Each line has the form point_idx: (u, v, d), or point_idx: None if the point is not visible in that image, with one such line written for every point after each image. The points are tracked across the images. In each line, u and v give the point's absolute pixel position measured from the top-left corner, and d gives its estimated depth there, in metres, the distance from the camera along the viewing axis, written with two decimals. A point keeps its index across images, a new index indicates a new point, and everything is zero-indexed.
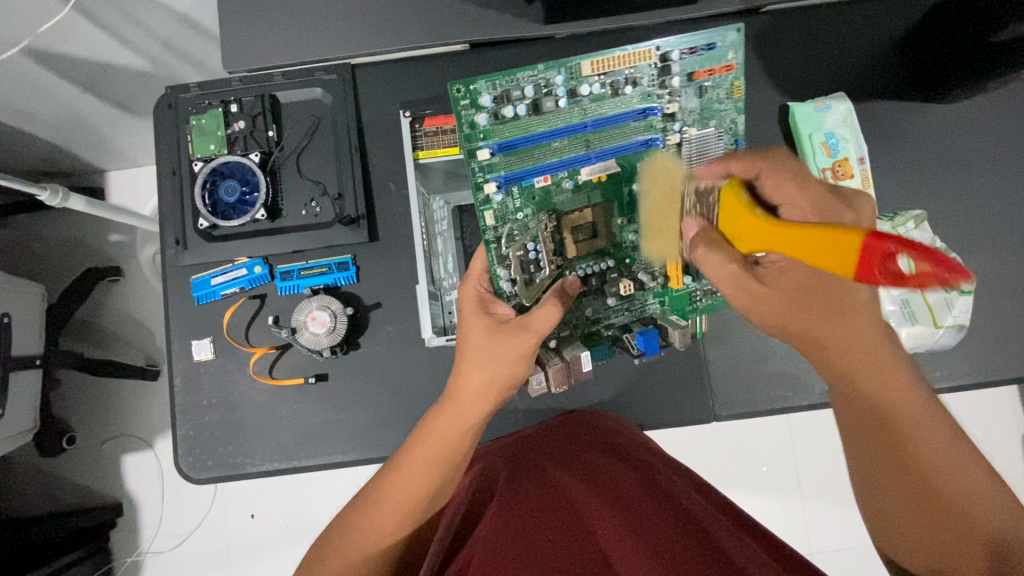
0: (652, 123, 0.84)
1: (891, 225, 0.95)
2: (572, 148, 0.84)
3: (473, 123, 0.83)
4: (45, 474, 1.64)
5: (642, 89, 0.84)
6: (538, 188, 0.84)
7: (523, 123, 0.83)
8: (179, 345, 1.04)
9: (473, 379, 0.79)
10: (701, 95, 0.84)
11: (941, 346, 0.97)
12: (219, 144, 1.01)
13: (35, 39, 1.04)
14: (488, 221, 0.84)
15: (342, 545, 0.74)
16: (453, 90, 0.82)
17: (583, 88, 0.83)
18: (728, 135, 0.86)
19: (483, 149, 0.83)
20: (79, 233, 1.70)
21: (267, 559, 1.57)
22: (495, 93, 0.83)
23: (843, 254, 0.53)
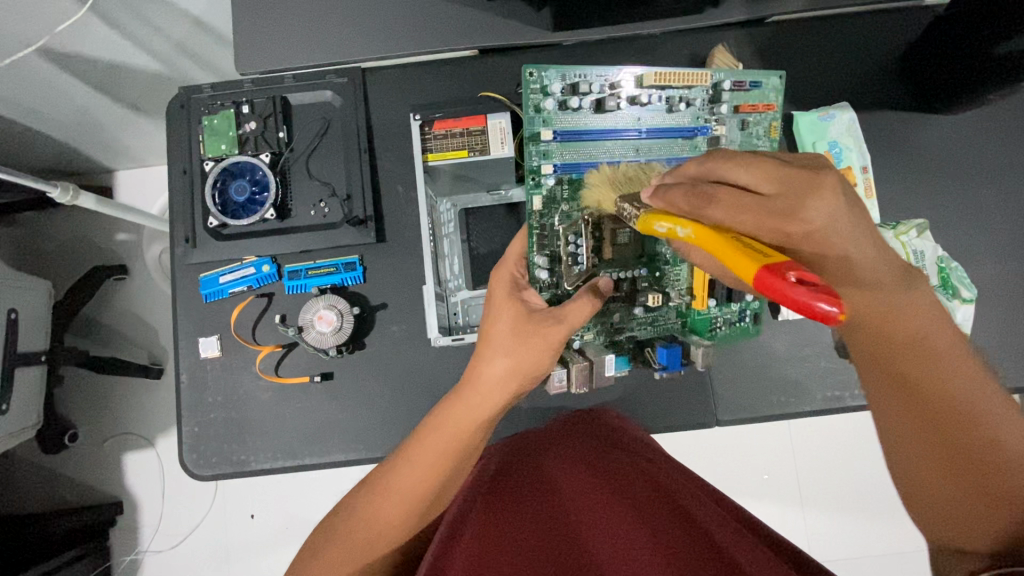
0: (698, 143, 0.89)
1: (893, 234, 0.95)
2: (622, 151, 0.86)
3: (538, 107, 0.83)
4: (47, 471, 1.65)
5: (695, 109, 0.89)
6: (587, 182, 0.86)
7: (582, 117, 0.85)
8: (186, 342, 1.05)
9: (499, 365, 0.80)
10: (742, 128, 0.91)
11: None
12: (230, 144, 1.02)
13: (51, 39, 1.06)
14: (536, 205, 0.83)
15: (348, 533, 0.75)
16: (527, 72, 0.81)
17: (644, 96, 0.85)
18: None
19: (544, 133, 0.83)
20: (86, 231, 1.72)
21: (266, 559, 1.57)
22: (563, 84, 0.84)
23: (743, 265, 0.49)
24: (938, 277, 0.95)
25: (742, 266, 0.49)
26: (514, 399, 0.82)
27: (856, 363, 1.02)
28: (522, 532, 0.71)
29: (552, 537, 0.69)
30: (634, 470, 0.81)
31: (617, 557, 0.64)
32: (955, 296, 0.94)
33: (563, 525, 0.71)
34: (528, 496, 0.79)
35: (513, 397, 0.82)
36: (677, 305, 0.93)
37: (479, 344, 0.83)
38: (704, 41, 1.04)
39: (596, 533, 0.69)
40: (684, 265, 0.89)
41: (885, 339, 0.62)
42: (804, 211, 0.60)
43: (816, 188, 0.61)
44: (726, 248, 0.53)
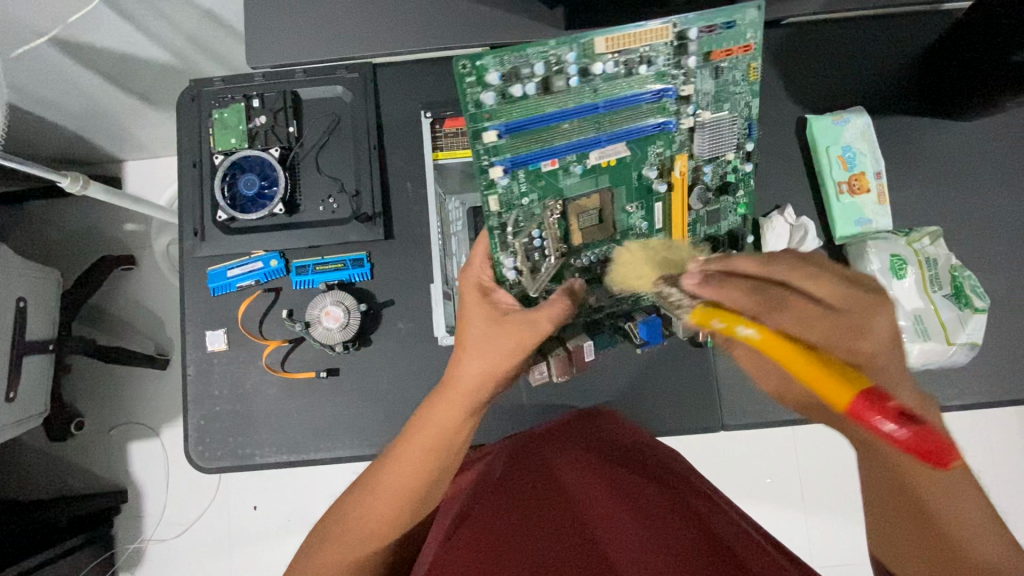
0: (666, 106, 0.81)
1: (905, 240, 0.96)
2: (582, 130, 0.79)
3: (477, 103, 0.77)
4: (54, 458, 1.66)
5: (659, 69, 0.79)
6: (545, 172, 0.80)
7: (529, 103, 0.78)
8: (193, 335, 1.05)
9: (473, 369, 0.78)
10: (717, 79, 0.82)
11: (954, 365, 0.96)
12: (240, 138, 1.02)
13: (64, 29, 1.06)
14: (493, 207, 0.81)
15: (341, 532, 0.75)
16: (458, 65, 0.75)
17: (596, 66, 0.77)
18: (739, 122, 0.86)
19: (488, 131, 0.77)
20: (95, 221, 1.72)
21: (269, 551, 1.58)
22: (501, 71, 0.77)
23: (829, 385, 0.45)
24: (952, 286, 0.94)
25: (829, 388, 0.45)
26: (492, 399, 0.82)
27: None
28: (532, 529, 0.73)
29: (568, 544, 0.69)
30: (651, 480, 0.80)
31: (630, 554, 0.66)
32: (967, 305, 0.93)
33: (571, 522, 0.73)
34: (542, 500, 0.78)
35: (490, 398, 0.81)
36: None
37: (455, 347, 0.83)
38: None
39: (613, 540, 0.69)
40: (660, 234, 0.88)
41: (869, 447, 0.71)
42: (868, 329, 0.59)
43: (872, 307, 0.60)
44: (800, 359, 0.48)
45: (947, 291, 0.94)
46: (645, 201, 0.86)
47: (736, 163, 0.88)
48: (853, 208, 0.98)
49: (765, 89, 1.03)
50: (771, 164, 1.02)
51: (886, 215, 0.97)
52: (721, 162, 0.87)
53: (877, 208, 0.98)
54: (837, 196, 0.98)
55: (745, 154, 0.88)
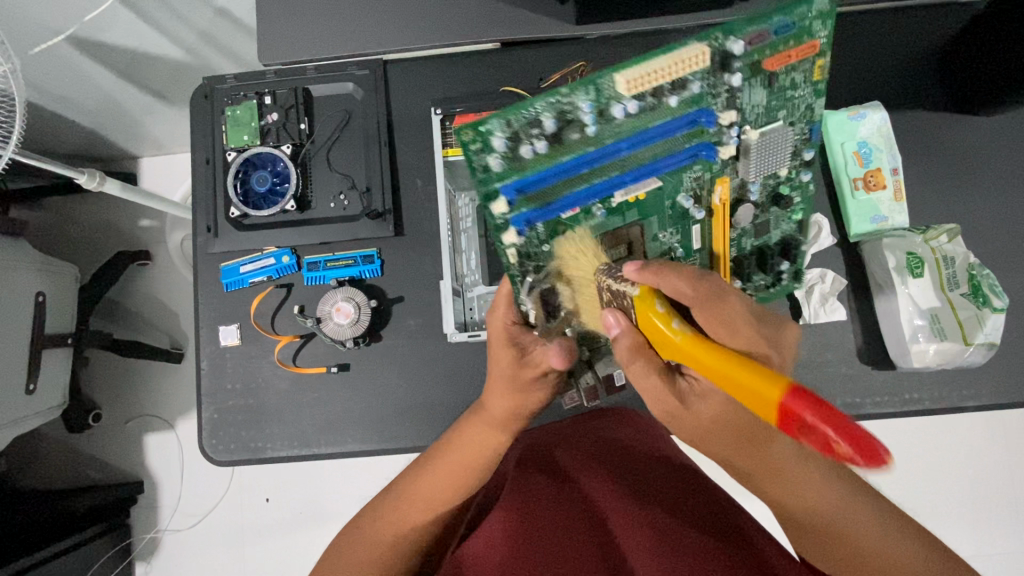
0: (704, 131, 0.71)
1: (923, 238, 0.93)
2: (604, 172, 0.70)
3: (483, 167, 0.66)
4: (72, 449, 1.70)
5: (695, 94, 0.68)
6: (565, 222, 0.72)
7: (541, 158, 0.68)
8: (206, 330, 1.07)
9: (502, 405, 0.78)
10: (770, 88, 0.71)
11: (970, 364, 0.94)
12: (252, 134, 1.03)
13: (79, 28, 1.07)
14: (510, 259, 0.73)
15: (367, 532, 0.78)
16: (461, 133, 0.64)
17: (615, 108, 0.66)
18: (796, 125, 0.76)
19: (499, 195, 0.67)
20: (111, 217, 1.75)
21: (280, 542, 1.60)
22: (505, 132, 0.66)
23: (764, 406, 0.47)
24: (969, 284, 0.92)
25: (757, 399, 0.48)
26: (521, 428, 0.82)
27: (879, 369, 0.97)
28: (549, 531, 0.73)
29: (581, 543, 0.71)
30: (673, 484, 0.80)
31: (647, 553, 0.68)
32: (986, 303, 0.91)
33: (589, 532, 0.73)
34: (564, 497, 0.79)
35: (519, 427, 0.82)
36: None
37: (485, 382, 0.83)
38: None
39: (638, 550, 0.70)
40: (700, 254, 0.85)
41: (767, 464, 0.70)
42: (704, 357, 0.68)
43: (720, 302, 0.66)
44: (715, 360, 0.55)
45: (964, 290, 0.92)
46: (681, 225, 0.81)
47: (794, 172, 0.81)
48: (868, 204, 0.96)
49: None
50: None
51: (902, 213, 0.95)
52: (774, 178, 0.80)
53: (894, 206, 0.96)
54: (852, 193, 0.96)
55: (802, 161, 0.80)
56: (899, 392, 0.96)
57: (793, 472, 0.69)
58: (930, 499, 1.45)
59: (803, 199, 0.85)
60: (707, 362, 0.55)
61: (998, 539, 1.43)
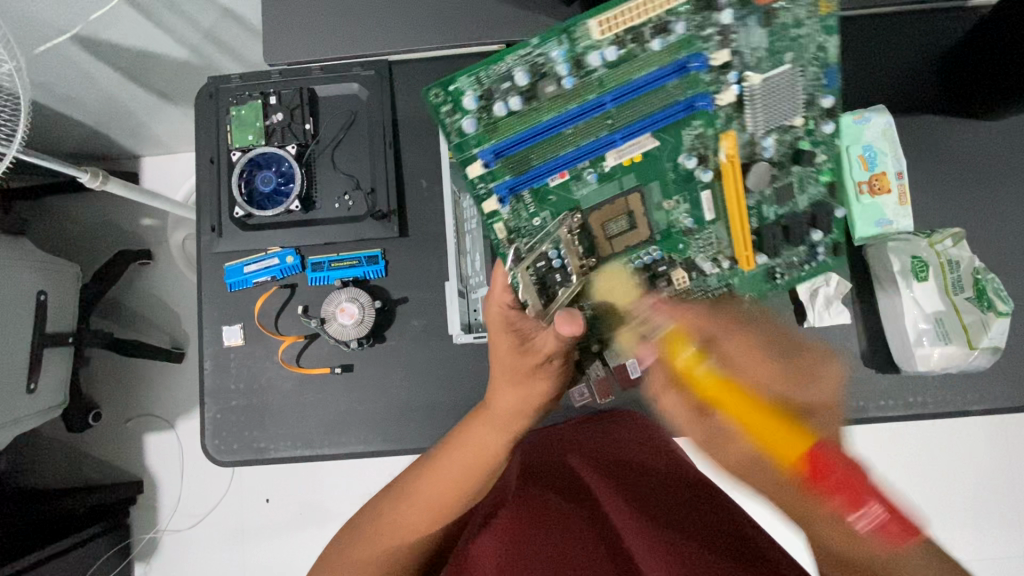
0: (698, 77, 0.79)
1: (928, 242, 0.93)
2: (589, 130, 0.81)
3: (459, 132, 0.82)
4: (71, 449, 1.69)
5: (681, 36, 0.78)
6: (553, 187, 0.82)
7: (521, 115, 0.81)
8: (209, 330, 1.07)
9: (506, 400, 0.79)
10: (768, 28, 0.79)
11: (974, 368, 0.94)
12: (257, 134, 1.03)
13: (84, 27, 1.07)
14: (499, 232, 0.83)
15: (374, 534, 0.78)
16: (432, 95, 0.81)
17: (590, 56, 0.78)
18: (810, 69, 0.80)
19: (476, 159, 0.81)
20: (113, 216, 1.75)
21: (281, 543, 1.60)
22: (477, 92, 0.81)
23: (784, 438, 0.53)
24: (974, 289, 0.93)
25: (782, 438, 0.54)
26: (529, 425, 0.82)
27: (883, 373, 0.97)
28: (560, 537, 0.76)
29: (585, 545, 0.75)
30: (683, 493, 0.83)
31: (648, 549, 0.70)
32: (990, 308, 0.91)
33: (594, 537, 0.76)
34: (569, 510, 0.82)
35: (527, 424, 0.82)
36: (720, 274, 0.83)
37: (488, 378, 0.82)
38: None
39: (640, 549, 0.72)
40: (718, 226, 0.82)
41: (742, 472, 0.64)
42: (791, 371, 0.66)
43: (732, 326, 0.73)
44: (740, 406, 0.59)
45: (969, 295, 0.92)
46: (688, 191, 0.82)
47: (811, 126, 0.81)
48: (872, 208, 0.94)
49: None
50: None
51: (906, 216, 0.94)
52: (783, 130, 0.81)
53: (898, 209, 0.94)
54: (858, 196, 0.94)
55: (822, 111, 0.81)
56: (902, 396, 0.97)
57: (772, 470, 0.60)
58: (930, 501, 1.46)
59: (834, 163, 0.83)
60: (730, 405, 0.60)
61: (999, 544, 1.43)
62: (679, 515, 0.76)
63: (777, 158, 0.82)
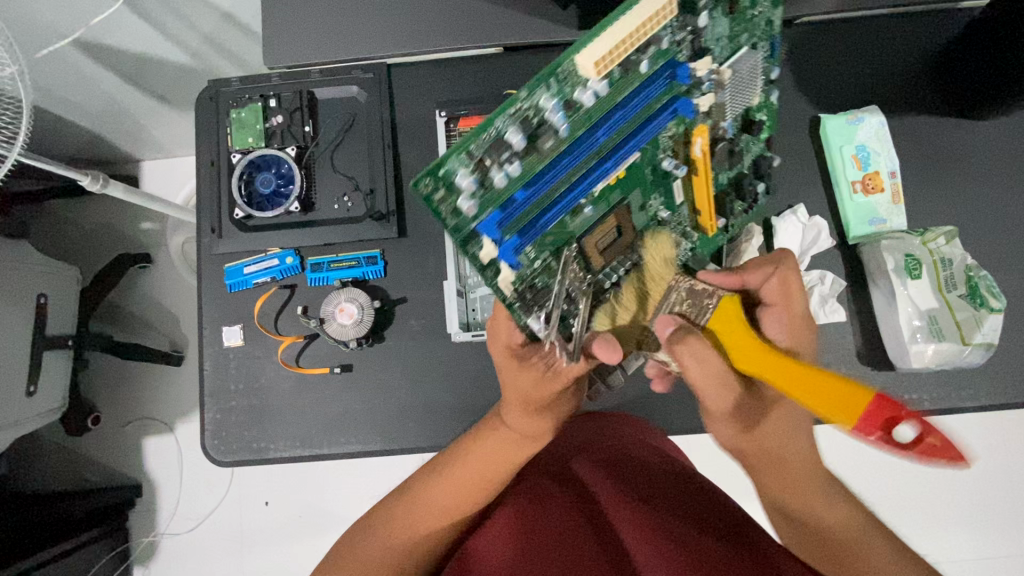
0: (676, 86, 0.73)
1: (921, 241, 0.95)
2: (585, 164, 0.71)
3: (455, 212, 0.65)
4: (71, 452, 1.69)
5: (661, 49, 0.69)
6: (555, 230, 0.73)
7: (522, 174, 0.67)
8: (210, 330, 1.07)
9: (528, 424, 0.81)
10: (730, 17, 0.73)
11: (968, 366, 0.95)
12: (257, 137, 1.04)
13: (85, 31, 1.08)
14: (507, 290, 0.72)
15: (386, 533, 0.78)
16: (420, 186, 0.62)
17: (583, 96, 0.65)
18: (760, 45, 0.78)
19: (478, 232, 0.68)
20: (113, 219, 1.76)
21: (280, 545, 1.60)
22: (470, 169, 0.64)
23: (847, 406, 0.55)
24: (967, 286, 0.94)
25: (835, 406, 0.56)
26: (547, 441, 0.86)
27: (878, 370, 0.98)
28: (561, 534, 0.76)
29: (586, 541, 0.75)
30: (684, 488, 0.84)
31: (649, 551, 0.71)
32: (983, 305, 0.92)
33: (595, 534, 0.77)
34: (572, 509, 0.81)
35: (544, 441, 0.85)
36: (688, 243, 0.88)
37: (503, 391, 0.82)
38: None
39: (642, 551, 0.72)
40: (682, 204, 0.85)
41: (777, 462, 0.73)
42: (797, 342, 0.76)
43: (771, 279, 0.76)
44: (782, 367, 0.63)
45: (962, 291, 0.94)
46: (663, 187, 0.82)
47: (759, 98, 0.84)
48: (867, 206, 0.97)
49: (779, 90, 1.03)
50: (784, 165, 1.02)
51: (900, 215, 0.97)
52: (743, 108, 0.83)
53: (892, 208, 0.97)
54: (850, 195, 0.98)
55: (769, 82, 0.83)
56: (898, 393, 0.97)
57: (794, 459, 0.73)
58: (927, 500, 1.47)
59: (770, 119, 0.88)
60: (770, 368, 0.64)
61: (996, 543, 1.44)
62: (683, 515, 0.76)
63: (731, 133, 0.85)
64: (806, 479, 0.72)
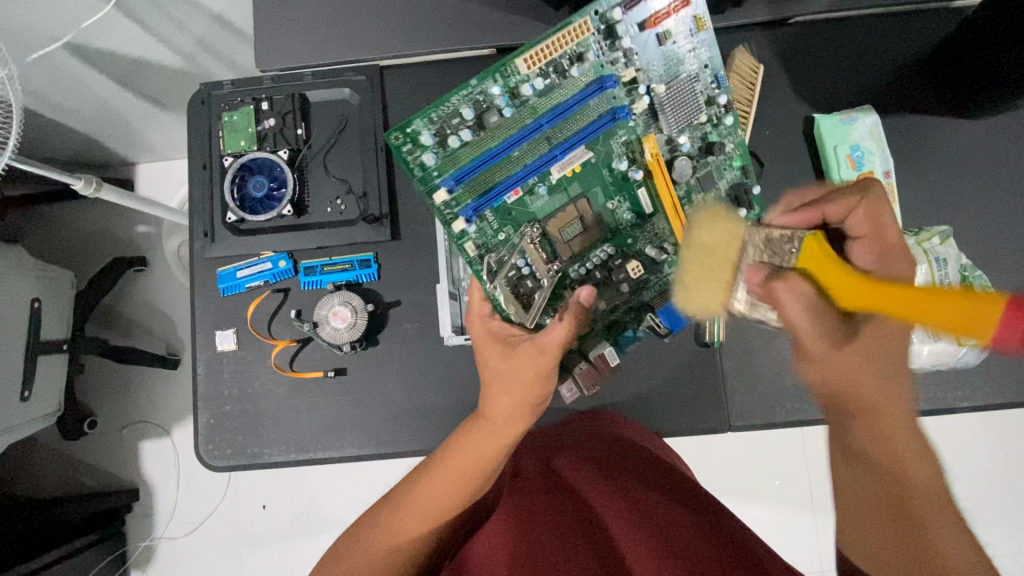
0: (613, 95, 0.87)
1: (915, 240, 0.94)
2: (533, 148, 0.87)
3: (422, 165, 0.87)
4: (67, 457, 1.69)
5: (592, 63, 0.87)
6: (511, 205, 0.89)
7: (474, 147, 0.88)
8: (203, 335, 1.07)
9: (501, 403, 0.82)
10: (661, 47, 0.88)
11: (964, 364, 0.95)
12: (249, 140, 1.04)
13: (76, 35, 1.08)
14: (470, 251, 0.89)
15: (371, 543, 0.77)
16: (392, 138, 0.86)
17: (524, 88, 0.86)
18: (703, 77, 0.90)
19: (440, 187, 0.87)
20: (107, 223, 1.75)
21: (276, 549, 1.59)
22: (432, 131, 0.87)
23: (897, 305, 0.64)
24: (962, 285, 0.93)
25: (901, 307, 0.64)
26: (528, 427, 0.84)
27: None
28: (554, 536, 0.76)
29: (576, 541, 0.74)
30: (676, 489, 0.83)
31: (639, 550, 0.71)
32: None
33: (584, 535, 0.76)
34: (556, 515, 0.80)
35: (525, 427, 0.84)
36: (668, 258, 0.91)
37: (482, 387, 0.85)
38: (722, 42, 1.01)
39: (631, 549, 0.72)
40: (657, 215, 0.90)
41: (854, 388, 0.71)
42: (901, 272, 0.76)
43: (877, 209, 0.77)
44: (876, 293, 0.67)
45: None
46: (625, 191, 0.89)
47: (713, 120, 0.91)
48: None
49: (772, 90, 1.02)
50: (778, 166, 1.02)
51: None
52: (692, 127, 0.91)
53: None
54: None
55: (720, 108, 0.90)
56: None
57: (871, 389, 0.71)
58: None
59: (739, 150, 0.92)
60: (887, 302, 0.65)
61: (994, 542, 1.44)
62: (670, 518, 0.74)
63: (692, 153, 0.91)
64: (905, 423, 0.68)
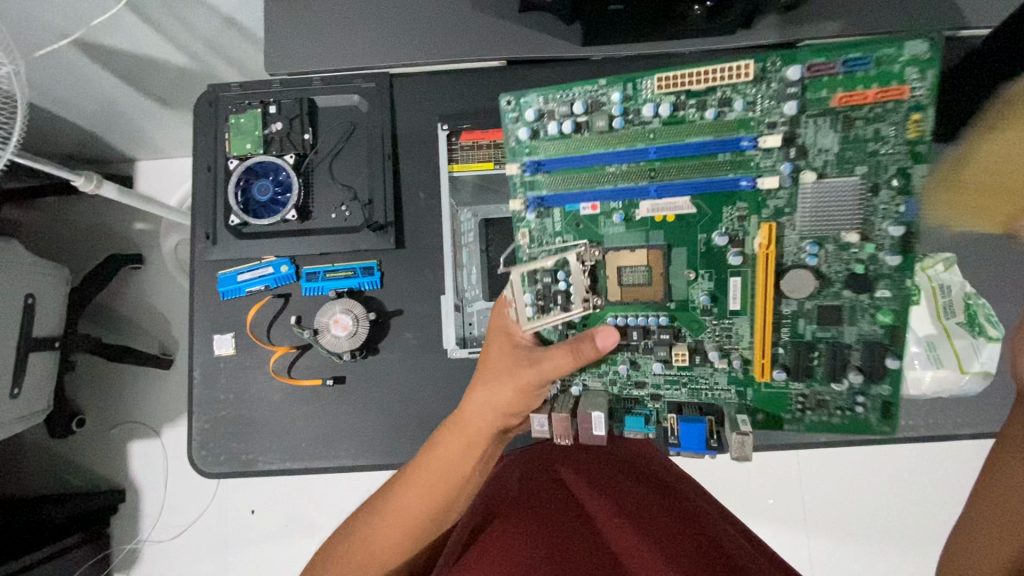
0: (745, 158, 0.83)
1: (920, 267, 0.94)
2: (632, 176, 0.87)
3: (517, 139, 0.90)
4: (54, 455, 1.66)
5: (738, 115, 0.83)
6: (584, 216, 0.88)
7: (572, 142, 0.88)
8: (201, 338, 1.06)
9: (480, 403, 0.82)
10: (842, 133, 0.80)
11: (967, 393, 0.94)
12: (255, 143, 1.03)
13: (85, 32, 1.07)
14: (523, 237, 0.91)
15: (346, 552, 0.81)
16: (504, 102, 0.90)
17: (645, 108, 0.85)
18: (874, 183, 0.80)
19: (524, 163, 0.90)
20: (105, 219, 1.73)
21: (263, 555, 1.56)
22: (540, 109, 0.89)
23: None
24: (967, 314, 0.92)
25: None
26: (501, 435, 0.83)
27: None
28: (550, 530, 0.76)
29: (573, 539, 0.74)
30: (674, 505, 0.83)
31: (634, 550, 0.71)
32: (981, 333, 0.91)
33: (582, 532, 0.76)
34: (557, 512, 0.80)
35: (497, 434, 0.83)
36: (732, 371, 0.86)
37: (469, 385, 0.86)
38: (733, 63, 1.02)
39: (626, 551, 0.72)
40: (742, 316, 0.85)
41: None
42: None
43: None
44: None
45: (961, 319, 0.92)
46: (716, 271, 0.85)
47: (872, 252, 0.80)
48: None
49: None
50: None
51: None
52: (835, 244, 0.81)
53: None
54: None
55: (890, 240, 0.79)
56: None
57: None
58: None
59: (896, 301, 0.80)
60: None
61: None
62: (665, 535, 0.74)
63: (827, 272, 0.81)
64: None
